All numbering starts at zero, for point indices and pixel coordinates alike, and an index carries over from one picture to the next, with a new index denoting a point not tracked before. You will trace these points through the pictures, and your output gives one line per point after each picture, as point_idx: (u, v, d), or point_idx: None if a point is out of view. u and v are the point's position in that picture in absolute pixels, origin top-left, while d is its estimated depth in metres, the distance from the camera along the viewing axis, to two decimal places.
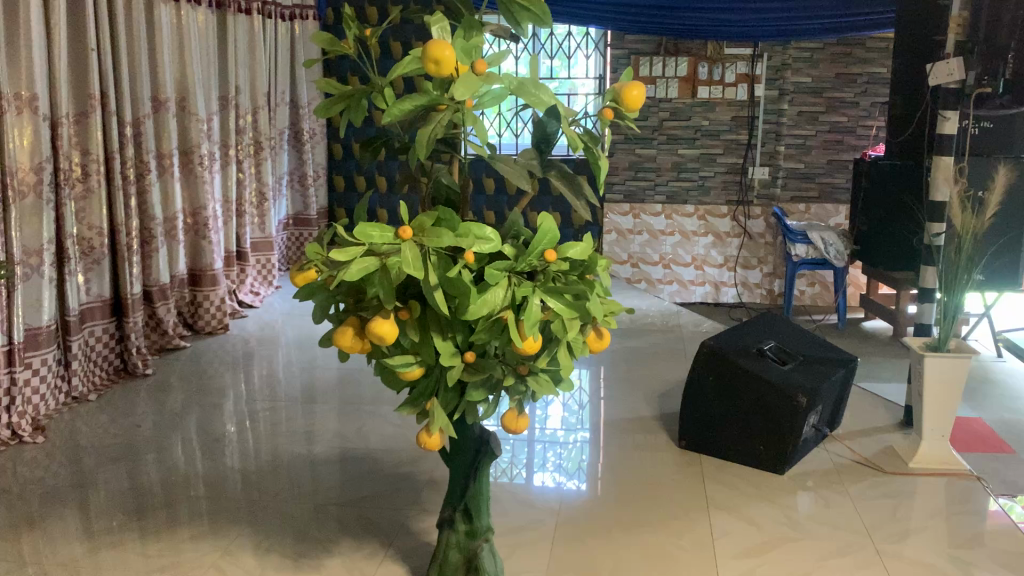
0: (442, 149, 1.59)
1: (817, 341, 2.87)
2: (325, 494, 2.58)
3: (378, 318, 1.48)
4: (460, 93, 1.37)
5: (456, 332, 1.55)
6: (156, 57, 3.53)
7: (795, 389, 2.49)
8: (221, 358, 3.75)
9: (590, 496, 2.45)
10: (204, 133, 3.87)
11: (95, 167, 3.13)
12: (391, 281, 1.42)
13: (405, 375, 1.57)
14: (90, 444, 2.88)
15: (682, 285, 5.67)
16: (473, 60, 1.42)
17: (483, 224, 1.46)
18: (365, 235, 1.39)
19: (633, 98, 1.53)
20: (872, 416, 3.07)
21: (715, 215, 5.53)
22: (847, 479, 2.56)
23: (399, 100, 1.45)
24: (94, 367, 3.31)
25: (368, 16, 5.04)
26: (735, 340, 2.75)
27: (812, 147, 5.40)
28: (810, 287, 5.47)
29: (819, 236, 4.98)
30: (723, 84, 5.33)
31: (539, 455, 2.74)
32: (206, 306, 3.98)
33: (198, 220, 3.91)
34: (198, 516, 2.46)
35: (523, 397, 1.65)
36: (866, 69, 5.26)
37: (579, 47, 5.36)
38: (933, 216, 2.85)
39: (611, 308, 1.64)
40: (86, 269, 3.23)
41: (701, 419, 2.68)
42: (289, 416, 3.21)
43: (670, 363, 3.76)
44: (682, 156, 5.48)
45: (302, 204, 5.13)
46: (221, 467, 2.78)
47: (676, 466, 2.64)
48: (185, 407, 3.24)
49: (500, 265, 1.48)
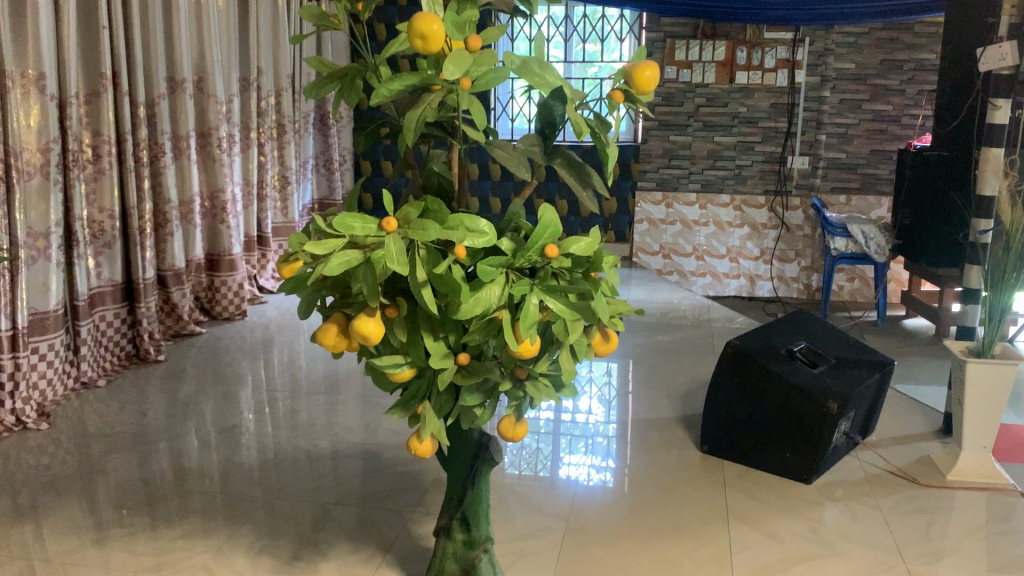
0: (439, 134, 1.45)
1: (850, 341, 2.70)
2: (333, 491, 2.49)
3: (362, 317, 1.36)
4: (451, 71, 1.24)
5: (448, 332, 1.43)
6: (173, 35, 3.45)
7: (825, 394, 2.34)
8: (238, 344, 3.69)
9: (606, 501, 2.33)
10: (223, 115, 3.79)
11: (107, 147, 3.07)
12: (376, 277, 1.30)
13: (394, 377, 1.46)
14: (99, 433, 2.82)
15: (716, 277, 5.50)
16: (467, 36, 1.29)
17: (476, 216, 1.33)
18: (347, 227, 1.27)
19: (645, 79, 1.39)
20: (909, 423, 2.90)
21: (752, 205, 5.35)
22: (879, 490, 2.41)
23: (389, 79, 1.33)
24: (105, 352, 3.26)
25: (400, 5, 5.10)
26: (763, 338, 2.60)
27: (854, 136, 5.19)
28: (849, 282, 5.27)
29: (859, 230, 4.79)
30: (762, 69, 5.13)
31: (567, 447, 2.67)
32: (224, 291, 3.91)
33: (216, 203, 3.84)
34: (209, 509, 2.38)
35: (521, 403, 1.53)
36: (914, 55, 5.03)
37: (615, 31, 5.23)
38: (980, 211, 2.64)
39: (619, 309, 1.52)
40: (97, 253, 3.17)
41: (724, 422, 2.55)
42: (303, 405, 3.13)
43: (698, 359, 3.62)
44: (717, 144, 5.30)
45: (328, 189, 5.09)
46: (232, 458, 2.70)
47: (698, 471, 2.51)
48: (197, 395, 3.17)
49: (496, 261, 1.36)
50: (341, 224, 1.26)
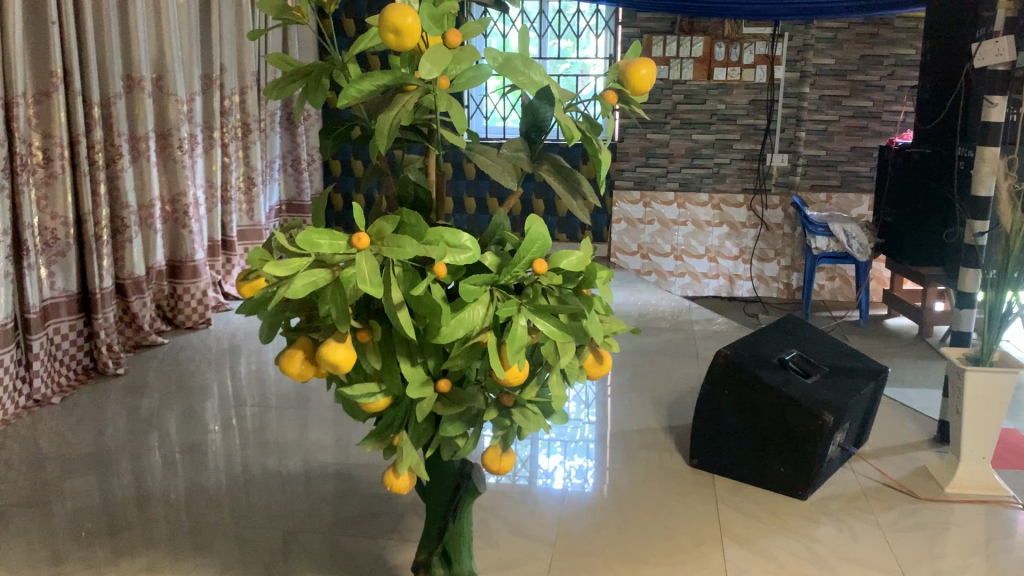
0: (415, 139, 1.32)
1: (843, 349, 2.60)
2: (304, 516, 2.35)
3: (330, 342, 1.23)
4: (428, 69, 1.10)
5: (427, 356, 1.30)
6: (129, 30, 3.27)
7: (820, 406, 2.23)
8: (203, 354, 3.53)
9: (593, 521, 2.20)
10: (184, 115, 3.62)
11: (59, 151, 2.89)
12: (346, 299, 1.16)
13: (367, 406, 1.33)
14: (55, 454, 2.65)
15: (694, 277, 5.42)
16: (445, 31, 1.15)
17: (458, 230, 1.20)
18: (312, 244, 1.13)
19: (641, 78, 1.24)
20: (902, 431, 2.81)
21: (731, 204, 5.26)
22: (877, 505, 2.31)
23: (358, 78, 1.19)
24: (59, 367, 3.08)
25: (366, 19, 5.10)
26: (753, 346, 2.49)
27: (833, 133, 5.12)
28: (830, 281, 5.20)
29: (841, 228, 4.71)
30: (741, 65, 5.04)
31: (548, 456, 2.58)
32: (186, 299, 3.74)
33: (178, 208, 3.67)
34: (173, 538, 2.23)
35: (508, 432, 1.40)
36: (893, 50, 4.95)
37: (589, 27, 5.10)
38: (976, 213, 2.55)
39: (613, 328, 1.39)
40: (49, 262, 2.99)
41: (714, 436, 2.44)
42: (273, 420, 2.98)
43: (682, 363, 3.52)
44: (695, 142, 5.20)
45: (296, 189, 4.93)
46: (197, 479, 2.55)
47: (688, 487, 2.40)
48: (160, 409, 3.01)
49: (480, 279, 1.22)
50: (305, 242, 1.12)
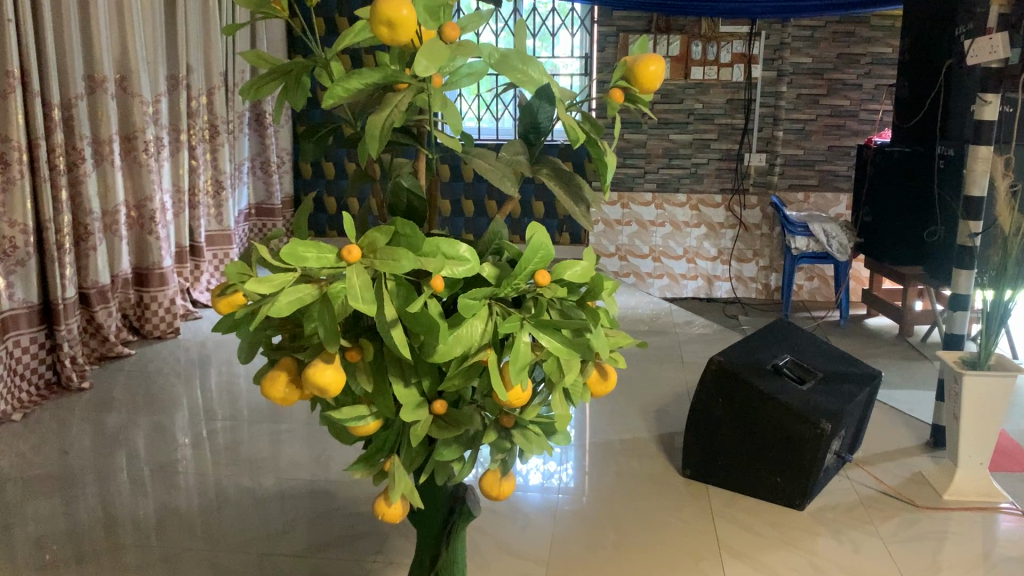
0: (405, 142, 1.22)
1: (836, 353, 2.54)
2: (282, 540, 2.24)
3: (317, 364, 1.13)
4: (423, 65, 0.99)
5: (421, 377, 1.20)
6: (91, 29, 3.13)
7: (818, 414, 2.16)
8: (171, 364, 3.41)
9: (585, 539, 2.12)
10: (150, 117, 3.48)
11: (17, 155, 2.76)
12: (335, 317, 1.06)
13: (357, 430, 1.23)
14: (16, 477, 2.52)
15: (673, 279, 5.39)
16: (441, 24, 1.04)
17: (455, 240, 1.11)
18: (297, 258, 1.03)
19: (650, 75, 1.10)
20: (894, 436, 2.75)
21: (709, 204, 5.23)
22: (876, 514, 2.25)
23: (346, 76, 1.09)
24: (20, 382, 2.94)
25: (337, 26, 5.05)
26: (745, 352, 2.42)
27: (811, 132, 5.09)
28: (808, 281, 5.19)
29: (821, 228, 4.68)
30: (718, 64, 5.00)
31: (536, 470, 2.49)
32: (154, 308, 3.61)
33: (143, 213, 3.53)
34: (144, 566, 2.11)
35: (508, 456, 1.31)
36: (870, 49, 4.93)
37: (563, 25, 5.06)
38: (969, 213, 2.51)
39: (619, 342, 1.30)
40: (8, 272, 2.85)
41: (707, 445, 2.37)
42: (248, 434, 2.87)
43: (667, 368, 3.46)
44: (673, 142, 5.16)
45: (266, 193, 4.80)
46: (168, 501, 2.43)
47: (681, 498, 2.33)
48: (126, 426, 2.88)
49: (479, 292, 1.13)
50: (291, 256, 1.02)
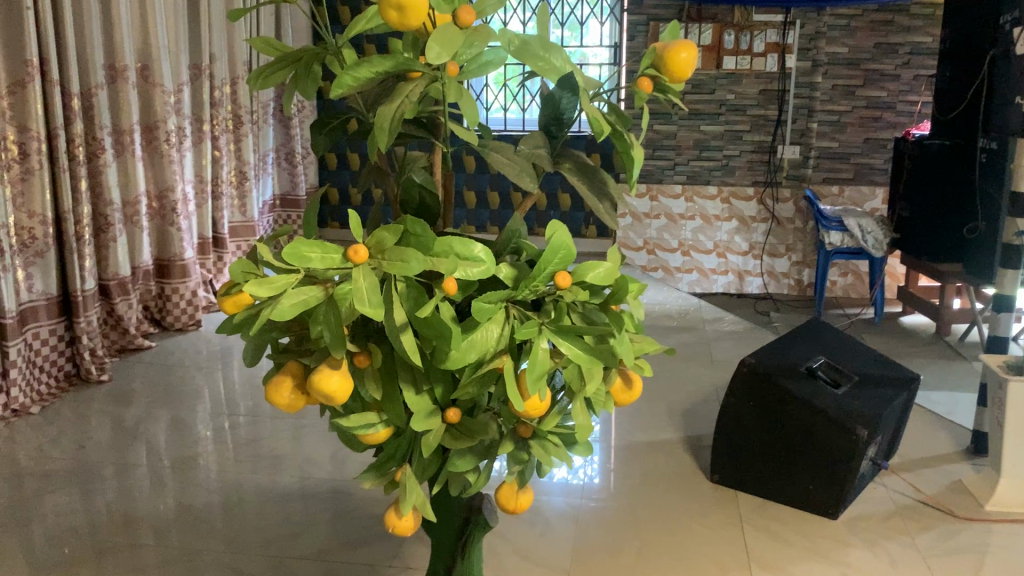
0: (420, 134, 1.15)
1: (873, 355, 2.44)
2: (298, 541, 2.18)
3: (323, 370, 1.06)
4: (436, 51, 0.91)
5: (433, 383, 1.14)
6: (111, 17, 3.09)
7: (853, 419, 2.07)
8: (192, 357, 3.38)
9: (607, 546, 2.04)
10: (171, 107, 3.43)
11: (36, 144, 2.72)
12: (341, 322, 0.99)
13: (366, 438, 1.16)
14: (33, 470, 2.50)
15: (703, 274, 5.28)
16: (456, 7, 0.96)
17: (470, 240, 1.03)
18: (300, 258, 0.96)
19: (681, 63, 1.02)
20: (933, 441, 2.65)
21: (741, 197, 5.12)
22: (913, 524, 2.16)
23: (355, 64, 1.01)
24: (39, 374, 2.92)
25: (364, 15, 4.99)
26: (777, 353, 2.33)
27: (846, 124, 4.95)
28: (842, 277, 5.06)
29: (855, 223, 4.53)
30: (751, 53, 4.89)
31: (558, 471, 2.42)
32: (175, 300, 3.58)
33: (165, 204, 3.49)
34: (159, 565, 2.07)
35: (524, 468, 1.24)
36: (909, 38, 4.78)
37: (591, 14, 5.02)
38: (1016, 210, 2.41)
39: (644, 348, 1.22)
40: (27, 263, 2.82)
41: (736, 449, 2.28)
42: (269, 429, 2.83)
43: (696, 367, 3.37)
44: (704, 133, 5.05)
45: (290, 183, 4.79)
46: (185, 497, 2.39)
47: (709, 504, 2.25)
48: (145, 419, 2.85)
49: (495, 295, 1.06)
50: (293, 255, 0.95)
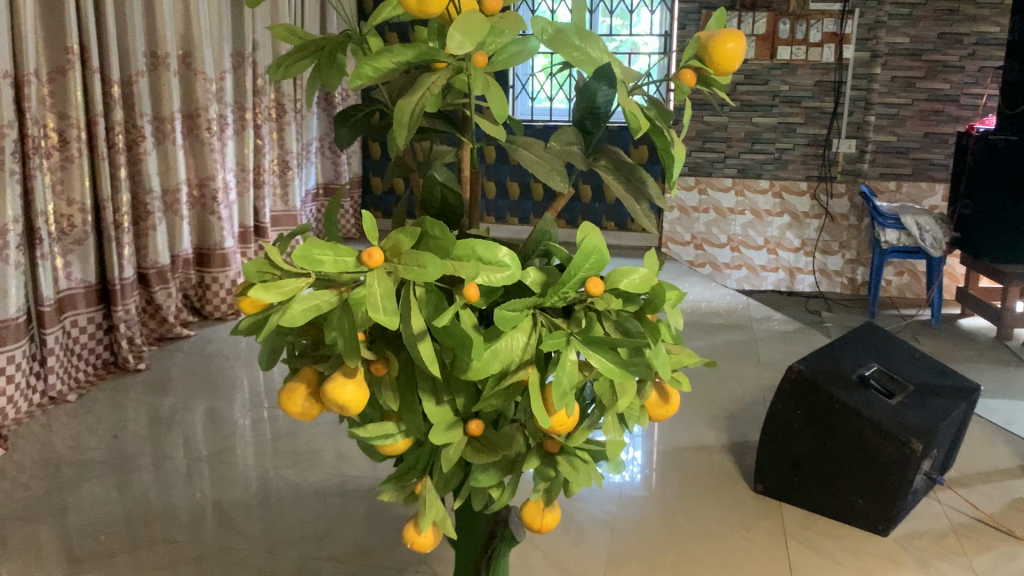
0: (446, 128, 1.07)
1: (929, 363, 2.32)
2: (329, 540, 2.14)
3: (337, 379, 1.00)
4: (458, 40, 0.83)
5: (455, 393, 1.06)
6: (153, 4, 3.08)
7: (907, 432, 1.97)
8: (231, 346, 3.37)
9: (644, 558, 1.96)
10: (213, 94, 3.41)
11: (75, 132, 2.72)
12: (355, 328, 0.92)
13: (384, 448, 1.10)
14: (69, 459, 2.49)
15: (752, 270, 5.16)
16: None
17: (495, 243, 0.96)
18: (312, 261, 0.89)
19: (727, 55, 0.93)
20: (992, 454, 2.51)
21: (793, 192, 4.96)
22: (973, 544, 2.04)
23: (374, 56, 0.93)
24: (77, 361, 2.93)
25: None
26: (828, 358, 2.22)
27: (905, 118, 4.79)
28: (897, 276, 4.90)
29: (913, 220, 4.38)
30: (807, 43, 4.69)
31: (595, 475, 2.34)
32: (215, 289, 3.57)
33: (205, 192, 3.48)
34: (189, 560, 2.04)
35: (551, 484, 1.16)
36: (974, 28, 4.59)
37: (642, 2, 4.89)
38: None
39: (682, 360, 1.14)
40: (65, 251, 2.82)
41: (781, 459, 2.18)
42: (303, 422, 2.79)
43: (742, 367, 3.26)
44: (756, 125, 4.88)
45: (333, 172, 4.78)
46: (218, 491, 2.36)
47: (753, 516, 2.15)
48: (181, 409, 2.83)
49: (521, 302, 0.98)
50: (304, 259, 0.88)
